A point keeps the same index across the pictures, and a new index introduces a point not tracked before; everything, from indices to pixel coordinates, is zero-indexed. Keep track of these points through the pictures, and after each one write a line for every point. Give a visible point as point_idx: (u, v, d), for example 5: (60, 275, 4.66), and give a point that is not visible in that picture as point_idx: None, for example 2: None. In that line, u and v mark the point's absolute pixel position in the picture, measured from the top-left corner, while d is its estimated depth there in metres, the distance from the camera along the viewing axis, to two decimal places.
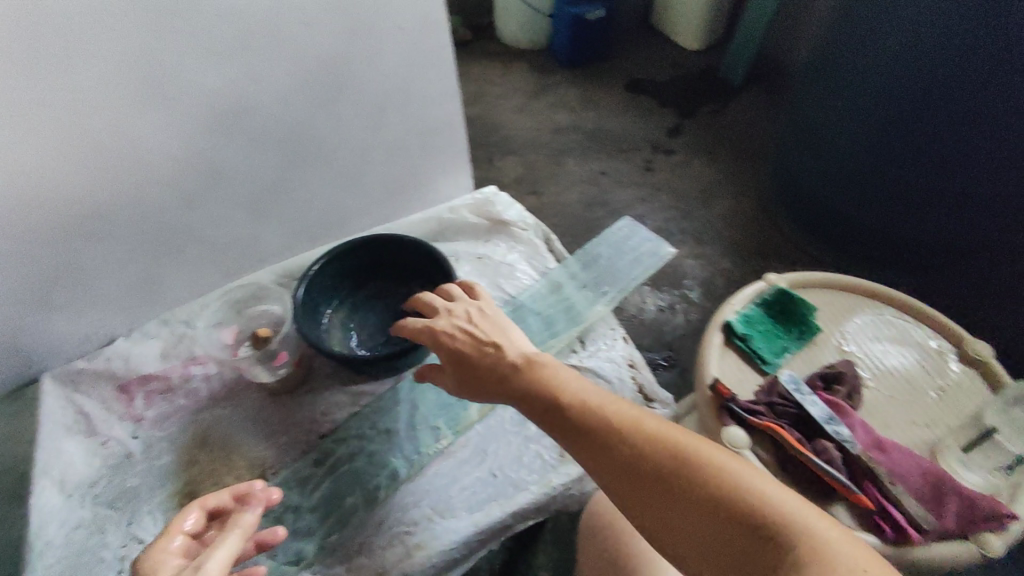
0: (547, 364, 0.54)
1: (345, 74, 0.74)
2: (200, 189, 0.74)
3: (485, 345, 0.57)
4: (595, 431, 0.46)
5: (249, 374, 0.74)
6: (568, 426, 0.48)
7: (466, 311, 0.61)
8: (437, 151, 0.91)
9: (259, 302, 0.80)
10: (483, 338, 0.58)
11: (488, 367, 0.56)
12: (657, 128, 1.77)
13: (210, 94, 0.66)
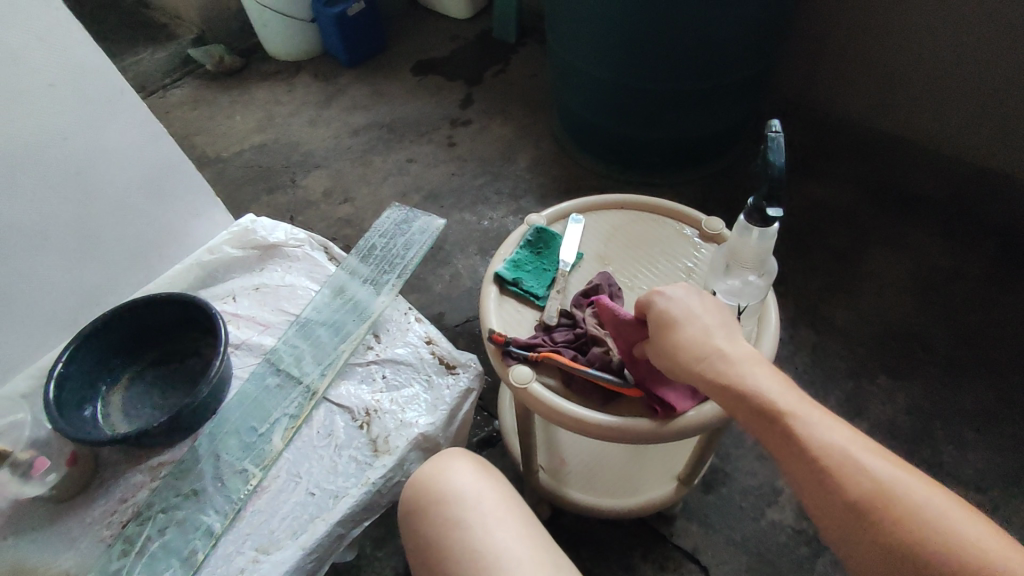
0: (749, 358, 0.51)
1: (9, 152, 0.67)
2: None
3: (681, 329, 0.54)
4: (793, 442, 0.45)
5: (12, 493, 0.69)
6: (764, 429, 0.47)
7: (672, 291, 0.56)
8: (173, 196, 0.87)
9: (11, 416, 0.74)
10: (679, 324, 0.54)
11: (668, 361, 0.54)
12: (449, 103, 1.84)
13: None
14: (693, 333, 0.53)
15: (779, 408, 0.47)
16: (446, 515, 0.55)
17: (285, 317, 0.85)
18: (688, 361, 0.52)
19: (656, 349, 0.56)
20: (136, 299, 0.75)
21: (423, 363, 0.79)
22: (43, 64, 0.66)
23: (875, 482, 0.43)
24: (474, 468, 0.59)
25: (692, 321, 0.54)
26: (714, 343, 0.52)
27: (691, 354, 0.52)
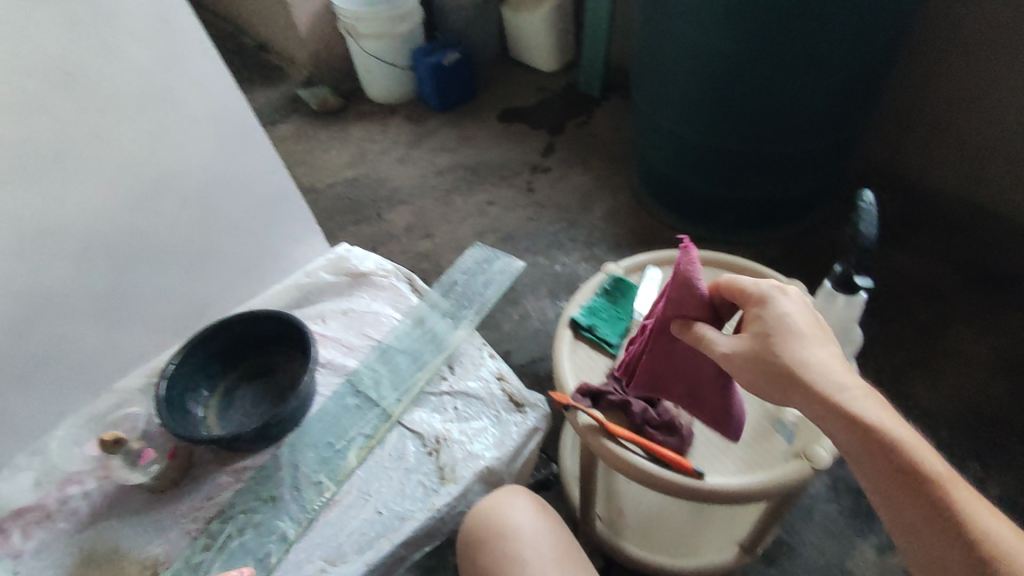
0: (866, 392, 0.49)
1: (155, 175, 0.77)
2: (31, 318, 0.73)
3: (796, 332, 0.52)
4: (914, 478, 0.44)
5: (119, 478, 0.76)
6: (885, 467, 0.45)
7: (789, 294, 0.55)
8: (282, 222, 0.95)
9: (127, 408, 0.83)
10: (797, 329, 0.52)
11: (769, 359, 0.51)
12: (531, 151, 1.92)
13: (13, 219, 0.66)
14: (810, 343, 0.51)
15: (903, 445, 0.45)
16: (506, 549, 0.57)
17: (367, 341, 0.90)
18: (805, 368, 0.50)
19: (758, 345, 0.52)
20: (241, 313, 0.82)
21: (493, 398, 0.82)
22: (192, 102, 0.76)
23: (997, 540, 0.41)
24: (531, 505, 0.61)
25: (808, 334, 0.52)
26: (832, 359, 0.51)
27: (800, 361, 0.50)
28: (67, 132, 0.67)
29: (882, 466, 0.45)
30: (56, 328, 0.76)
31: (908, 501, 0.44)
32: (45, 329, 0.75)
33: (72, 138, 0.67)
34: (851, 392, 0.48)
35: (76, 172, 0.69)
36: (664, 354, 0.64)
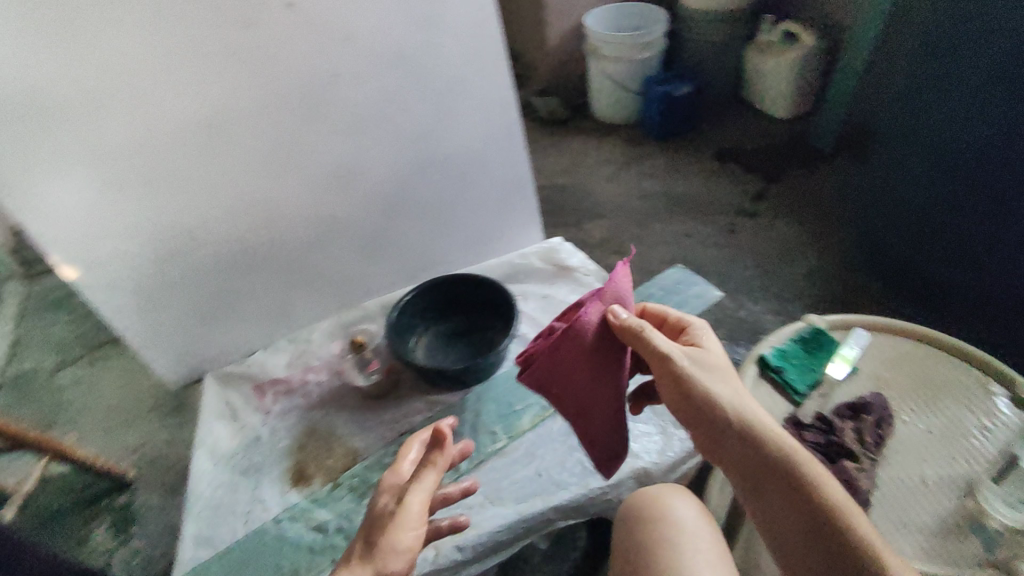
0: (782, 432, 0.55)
1: (431, 146, 0.92)
2: (319, 237, 0.93)
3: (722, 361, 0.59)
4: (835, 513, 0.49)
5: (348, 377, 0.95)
6: (783, 487, 0.51)
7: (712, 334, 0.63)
8: (515, 211, 1.07)
9: (365, 324, 1.02)
10: (727, 361, 0.59)
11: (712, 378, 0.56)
12: (741, 194, 1.89)
13: (330, 161, 0.87)
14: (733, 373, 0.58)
15: (818, 481, 0.50)
16: (662, 531, 0.61)
17: None
18: (745, 398, 0.55)
19: (701, 361, 0.57)
20: (464, 274, 0.96)
21: (662, 409, 0.86)
22: (476, 94, 0.90)
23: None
24: (695, 508, 0.64)
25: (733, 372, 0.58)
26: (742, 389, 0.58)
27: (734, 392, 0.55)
28: (384, 104, 0.85)
29: (802, 500, 0.50)
30: (332, 252, 0.96)
31: (815, 529, 0.49)
32: (324, 249, 0.95)
33: (386, 107, 0.85)
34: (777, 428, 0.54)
35: (377, 137, 0.87)
36: (574, 350, 0.57)
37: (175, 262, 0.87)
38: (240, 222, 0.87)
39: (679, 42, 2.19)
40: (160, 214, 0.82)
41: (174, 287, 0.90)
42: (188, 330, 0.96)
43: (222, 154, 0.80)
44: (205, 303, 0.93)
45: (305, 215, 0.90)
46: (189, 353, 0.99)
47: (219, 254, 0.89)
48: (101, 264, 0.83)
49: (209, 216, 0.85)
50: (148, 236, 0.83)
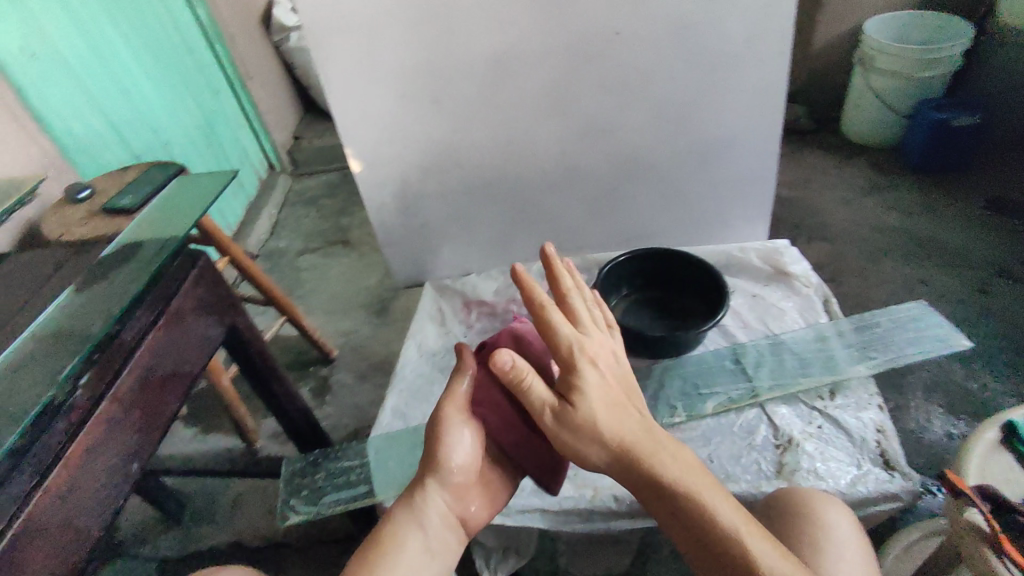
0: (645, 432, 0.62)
1: (684, 118, 0.96)
2: (561, 179, 1.04)
3: (593, 389, 0.64)
4: (695, 511, 0.56)
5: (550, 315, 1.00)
6: (652, 492, 0.59)
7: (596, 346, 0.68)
8: (748, 200, 1.08)
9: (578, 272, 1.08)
10: (583, 372, 0.65)
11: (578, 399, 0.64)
12: (1008, 252, 1.59)
13: (589, 113, 0.95)
14: (602, 397, 0.64)
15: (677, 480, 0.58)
16: (807, 533, 0.61)
17: (763, 328, 0.95)
18: (606, 407, 0.63)
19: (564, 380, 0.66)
20: (679, 251, 0.96)
21: (863, 443, 0.77)
22: (748, 75, 0.91)
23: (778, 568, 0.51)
24: (851, 522, 0.63)
25: (598, 379, 0.66)
26: (622, 415, 0.64)
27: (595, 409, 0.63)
28: (653, 69, 0.90)
29: (669, 502, 0.57)
30: (560, 196, 1.06)
31: (684, 525, 0.56)
32: (554, 194, 1.06)
33: (655, 72, 0.90)
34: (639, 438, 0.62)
35: (632, 99, 0.93)
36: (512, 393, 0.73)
37: (434, 175, 1.02)
38: (499, 152, 0.99)
39: (974, 67, 1.90)
40: (436, 132, 0.97)
41: (426, 197, 1.06)
42: (428, 239, 1.12)
43: (504, 87, 0.91)
44: (448, 218, 1.09)
45: (547, 157, 1.00)
46: (419, 259, 1.16)
47: (473, 176, 1.03)
48: (383, 165, 1.01)
49: (477, 140, 0.98)
50: (422, 149, 0.99)
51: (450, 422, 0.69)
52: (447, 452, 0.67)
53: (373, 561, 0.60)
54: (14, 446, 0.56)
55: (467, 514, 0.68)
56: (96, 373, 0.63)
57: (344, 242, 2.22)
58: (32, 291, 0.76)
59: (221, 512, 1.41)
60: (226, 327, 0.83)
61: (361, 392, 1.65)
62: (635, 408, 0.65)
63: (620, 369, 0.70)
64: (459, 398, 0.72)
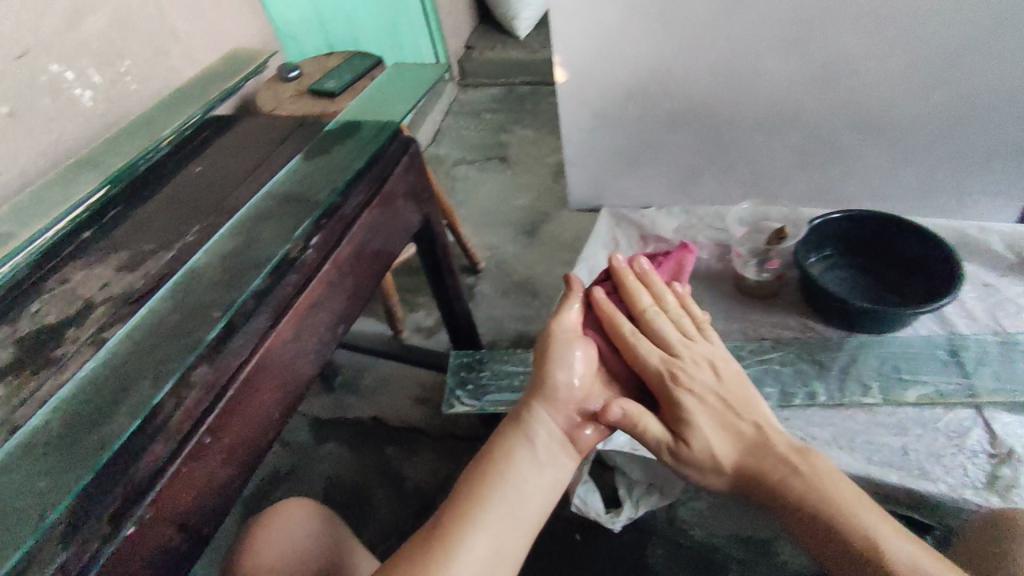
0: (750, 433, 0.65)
1: (952, 65, 0.82)
2: (778, 120, 0.94)
3: (699, 419, 0.65)
4: (794, 498, 0.59)
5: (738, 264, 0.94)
6: (763, 489, 0.62)
7: (690, 370, 0.69)
8: (1000, 171, 0.93)
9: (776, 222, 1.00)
10: (676, 390, 0.67)
11: (678, 413, 0.66)
12: None
13: (834, 48, 0.83)
14: (703, 424, 0.65)
15: (777, 472, 0.62)
16: None
17: (990, 322, 0.83)
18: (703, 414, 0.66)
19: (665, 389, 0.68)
20: (905, 221, 0.85)
21: None
22: None
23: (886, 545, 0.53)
24: None
25: (698, 383, 0.68)
26: (728, 437, 0.65)
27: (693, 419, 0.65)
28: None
29: (767, 487, 0.62)
30: (770, 141, 0.97)
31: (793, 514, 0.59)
32: (765, 138, 0.97)
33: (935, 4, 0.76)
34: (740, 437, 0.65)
35: (892, 37, 0.80)
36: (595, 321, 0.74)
37: (638, 99, 0.97)
38: (716, 82, 0.91)
39: None
40: (651, 53, 0.90)
41: (624, 122, 1.01)
42: (613, 165, 1.09)
43: (743, 10, 0.82)
44: (640, 145, 1.04)
45: (768, 96, 0.91)
46: (599, 183, 1.13)
47: (680, 106, 0.96)
48: (588, 82, 0.97)
49: (694, 65, 0.90)
50: (633, 70, 0.93)
51: (555, 352, 0.68)
52: (554, 379, 0.66)
53: (490, 472, 0.59)
54: (258, 287, 0.62)
55: (578, 434, 0.66)
56: (323, 236, 0.67)
57: (502, 159, 2.23)
58: (267, 152, 0.83)
59: (368, 387, 1.55)
60: (423, 217, 0.87)
61: (502, 306, 1.70)
62: (740, 423, 0.66)
63: (720, 382, 0.69)
64: (563, 334, 0.71)
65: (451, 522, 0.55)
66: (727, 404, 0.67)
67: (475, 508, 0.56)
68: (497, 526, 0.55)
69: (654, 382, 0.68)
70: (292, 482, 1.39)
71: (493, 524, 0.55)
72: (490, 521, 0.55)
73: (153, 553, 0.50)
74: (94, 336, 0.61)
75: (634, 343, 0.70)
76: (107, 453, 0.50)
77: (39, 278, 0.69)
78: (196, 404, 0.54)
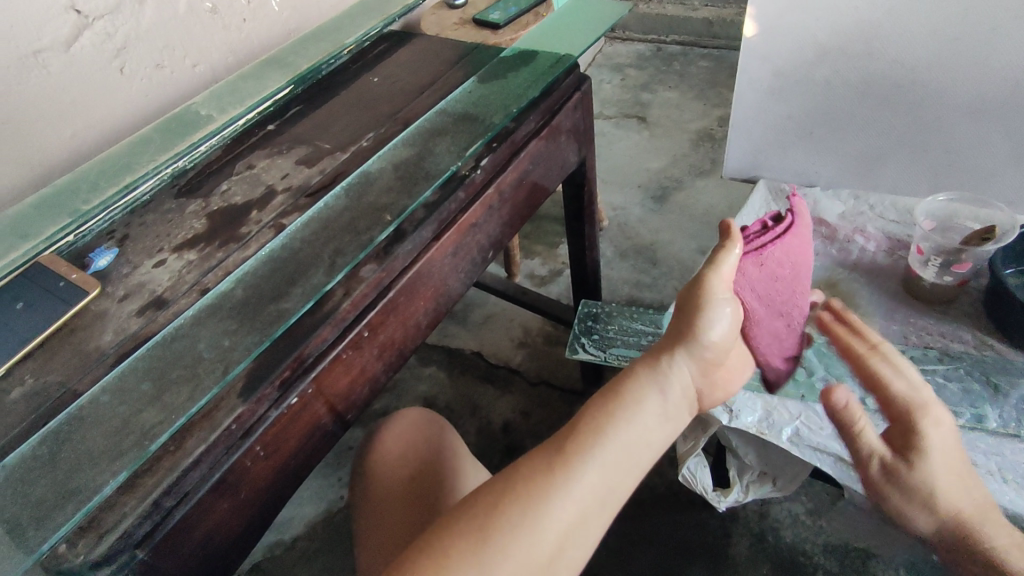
0: (976, 495, 0.59)
1: None
2: (1000, 103, 0.83)
3: (933, 457, 0.60)
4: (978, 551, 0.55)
5: (923, 263, 0.83)
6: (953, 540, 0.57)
7: (937, 411, 0.62)
8: None
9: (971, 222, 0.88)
10: (912, 412, 0.62)
11: (907, 437, 0.61)
12: None
13: None
14: (936, 459, 0.60)
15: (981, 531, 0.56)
16: None
17: None
18: (935, 448, 0.60)
19: (897, 405, 0.63)
20: None
21: None
22: None
23: None
24: None
25: (940, 423, 0.62)
26: (962, 486, 0.59)
27: (925, 450, 0.60)
28: None
29: (958, 547, 0.57)
30: (983, 126, 0.86)
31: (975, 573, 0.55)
32: (977, 123, 0.86)
33: None
34: (963, 495, 0.59)
35: None
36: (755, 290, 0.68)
37: (835, 61, 0.88)
38: (936, 50, 0.81)
39: None
40: (869, 7, 0.81)
41: (809, 86, 0.92)
42: (782, 135, 1.01)
43: None
44: (819, 116, 0.95)
45: (1001, 70, 0.80)
46: (760, 154, 1.06)
47: (882, 75, 0.86)
48: (781, 35, 0.88)
49: (917, 28, 0.80)
50: (839, 26, 0.84)
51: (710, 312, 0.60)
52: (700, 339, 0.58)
53: (615, 409, 0.53)
54: (428, 199, 0.64)
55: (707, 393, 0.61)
56: (493, 160, 0.68)
57: (639, 118, 2.14)
58: (441, 72, 0.84)
59: (474, 322, 1.59)
60: (579, 159, 0.85)
61: (618, 268, 1.66)
62: (971, 485, 0.60)
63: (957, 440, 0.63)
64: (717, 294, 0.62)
65: (568, 450, 0.50)
66: (960, 459, 0.61)
67: (595, 439, 0.51)
68: (612, 465, 0.50)
69: (894, 413, 0.63)
70: (391, 395, 1.46)
71: (610, 461, 0.50)
72: (608, 459, 0.50)
73: (306, 428, 0.54)
74: (274, 220, 0.65)
75: (852, 408, 0.64)
76: (283, 325, 0.54)
77: (228, 161, 0.74)
78: (364, 297, 0.57)
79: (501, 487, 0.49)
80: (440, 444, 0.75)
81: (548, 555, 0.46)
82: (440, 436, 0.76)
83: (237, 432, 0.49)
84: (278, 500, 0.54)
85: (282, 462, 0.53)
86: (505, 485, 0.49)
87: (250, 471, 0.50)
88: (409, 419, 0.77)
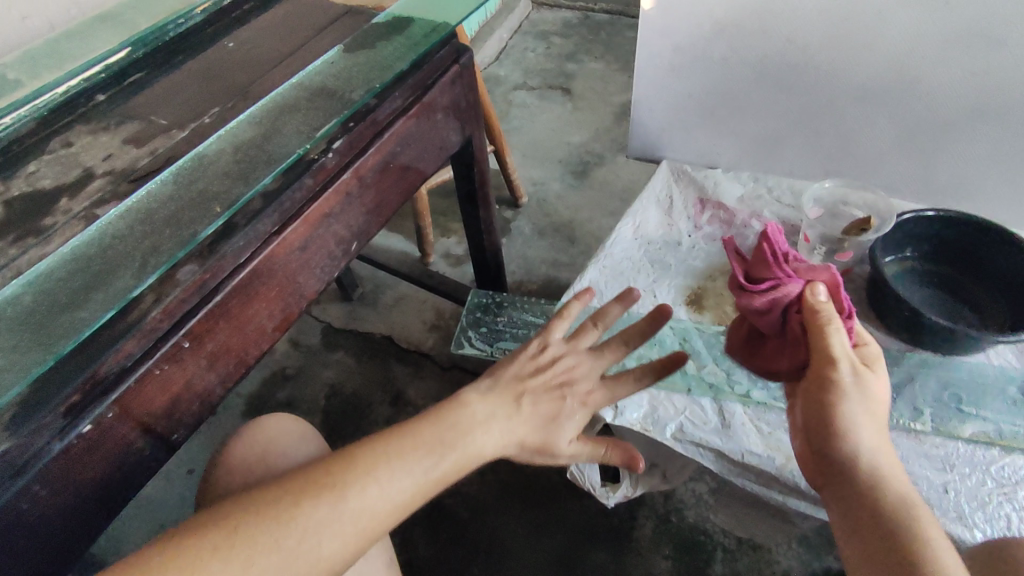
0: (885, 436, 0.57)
1: None
2: (888, 89, 0.82)
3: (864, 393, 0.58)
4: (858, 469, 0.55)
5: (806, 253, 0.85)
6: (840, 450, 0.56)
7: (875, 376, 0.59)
8: None
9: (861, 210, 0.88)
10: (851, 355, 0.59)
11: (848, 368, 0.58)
12: None
13: (980, 13, 0.71)
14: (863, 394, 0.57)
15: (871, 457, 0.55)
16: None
17: None
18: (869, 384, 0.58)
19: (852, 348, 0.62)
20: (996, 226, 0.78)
21: None
22: None
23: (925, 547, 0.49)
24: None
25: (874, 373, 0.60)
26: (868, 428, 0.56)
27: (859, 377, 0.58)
28: None
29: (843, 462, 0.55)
30: (872, 111, 0.85)
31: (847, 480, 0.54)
32: (871, 109, 0.85)
33: None
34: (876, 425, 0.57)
35: None
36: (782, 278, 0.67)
37: (731, 37, 0.84)
38: (826, 31, 0.79)
39: None
40: None
41: (709, 64, 0.89)
42: (685, 113, 0.97)
43: None
44: (719, 95, 0.92)
45: (887, 56, 0.78)
46: (664, 132, 1.02)
47: (776, 55, 0.84)
48: (679, 7, 0.84)
49: (807, 8, 0.77)
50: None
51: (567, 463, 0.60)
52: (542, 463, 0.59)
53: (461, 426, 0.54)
54: (268, 187, 0.56)
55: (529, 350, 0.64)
56: (348, 141, 0.61)
57: (563, 90, 2.08)
58: (308, 36, 0.74)
59: (386, 304, 1.52)
60: (464, 137, 0.79)
61: (535, 246, 1.62)
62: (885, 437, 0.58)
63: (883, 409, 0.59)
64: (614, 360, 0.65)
65: (413, 448, 0.50)
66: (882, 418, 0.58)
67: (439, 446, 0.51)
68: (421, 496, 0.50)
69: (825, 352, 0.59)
70: (295, 384, 1.38)
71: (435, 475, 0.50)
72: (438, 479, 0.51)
73: (110, 455, 0.47)
74: (87, 209, 0.55)
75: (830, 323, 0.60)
76: (76, 341, 0.45)
77: (43, 135, 0.63)
78: (179, 304, 0.49)
79: (324, 512, 0.45)
80: (280, 451, 0.68)
81: (346, 548, 0.45)
82: (277, 443, 0.69)
83: (4, 473, 0.41)
84: (82, 539, 0.47)
85: (82, 498, 0.46)
86: (334, 489, 0.46)
87: (33, 514, 0.43)
88: (259, 433, 0.69)
